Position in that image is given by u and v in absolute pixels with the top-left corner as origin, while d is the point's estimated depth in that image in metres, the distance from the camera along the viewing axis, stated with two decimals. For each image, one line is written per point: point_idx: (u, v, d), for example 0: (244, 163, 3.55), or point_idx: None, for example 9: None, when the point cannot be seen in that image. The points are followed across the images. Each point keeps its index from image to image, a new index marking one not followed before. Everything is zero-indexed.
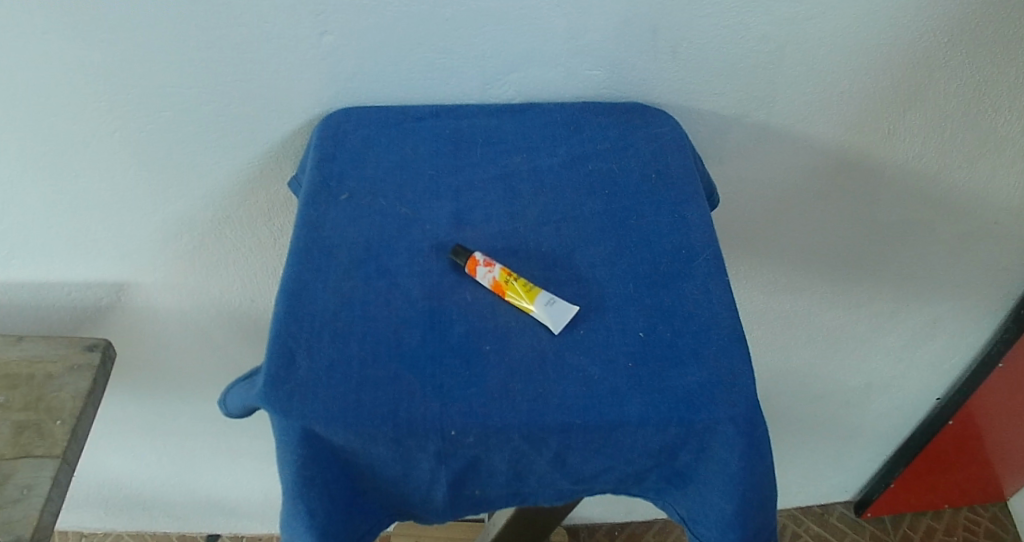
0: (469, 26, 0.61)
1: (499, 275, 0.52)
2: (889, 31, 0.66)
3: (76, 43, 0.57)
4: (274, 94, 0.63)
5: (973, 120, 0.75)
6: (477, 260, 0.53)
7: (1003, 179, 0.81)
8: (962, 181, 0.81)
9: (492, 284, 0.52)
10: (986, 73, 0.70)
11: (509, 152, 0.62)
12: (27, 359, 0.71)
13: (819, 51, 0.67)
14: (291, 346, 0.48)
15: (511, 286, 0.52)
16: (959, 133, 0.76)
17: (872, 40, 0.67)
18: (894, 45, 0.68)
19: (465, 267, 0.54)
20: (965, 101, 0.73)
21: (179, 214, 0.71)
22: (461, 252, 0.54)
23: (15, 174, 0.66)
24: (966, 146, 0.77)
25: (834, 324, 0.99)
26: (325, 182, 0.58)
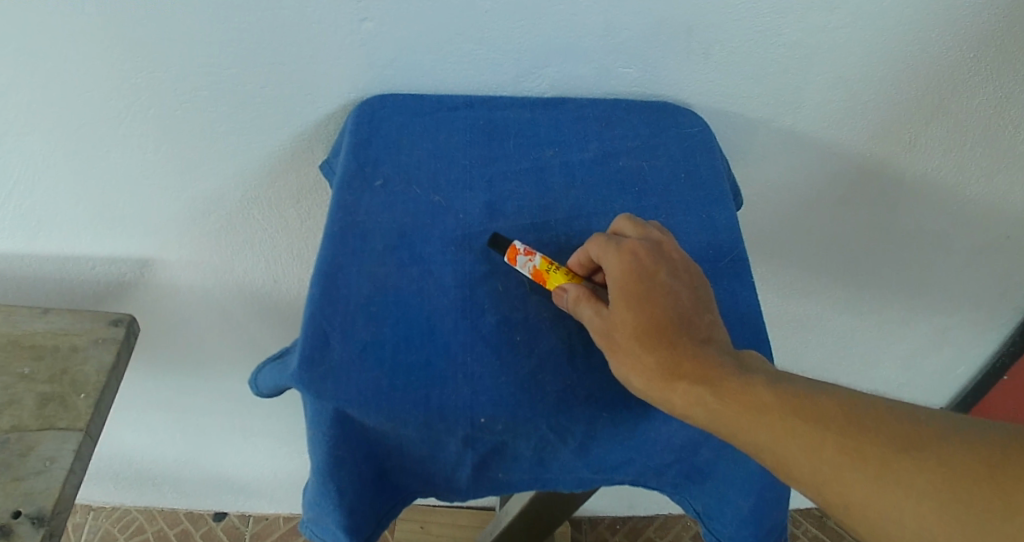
0: (506, 19, 0.61)
1: (540, 264, 0.52)
2: (918, 44, 0.66)
3: (117, 21, 0.58)
4: (310, 78, 0.63)
5: (994, 137, 0.75)
6: (516, 249, 0.52)
7: (1019, 195, 0.81)
8: (980, 195, 0.81)
9: (533, 273, 0.52)
10: (1015, 89, 0.70)
11: (541, 145, 0.62)
12: (52, 331, 0.72)
13: (849, 60, 0.67)
14: (326, 328, 0.49)
15: (553, 275, 0.52)
16: (982, 148, 0.76)
17: (901, 51, 0.67)
18: (925, 56, 0.67)
19: (504, 255, 0.53)
20: (988, 117, 0.73)
21: (207, 194, 0.72)
22: (501, 240, 0.54)
23: (46, 149, 0.66)
24: (987, 161, 0.77)
25: (848, 328, 1.00)
26: (360, 167, 0.58)
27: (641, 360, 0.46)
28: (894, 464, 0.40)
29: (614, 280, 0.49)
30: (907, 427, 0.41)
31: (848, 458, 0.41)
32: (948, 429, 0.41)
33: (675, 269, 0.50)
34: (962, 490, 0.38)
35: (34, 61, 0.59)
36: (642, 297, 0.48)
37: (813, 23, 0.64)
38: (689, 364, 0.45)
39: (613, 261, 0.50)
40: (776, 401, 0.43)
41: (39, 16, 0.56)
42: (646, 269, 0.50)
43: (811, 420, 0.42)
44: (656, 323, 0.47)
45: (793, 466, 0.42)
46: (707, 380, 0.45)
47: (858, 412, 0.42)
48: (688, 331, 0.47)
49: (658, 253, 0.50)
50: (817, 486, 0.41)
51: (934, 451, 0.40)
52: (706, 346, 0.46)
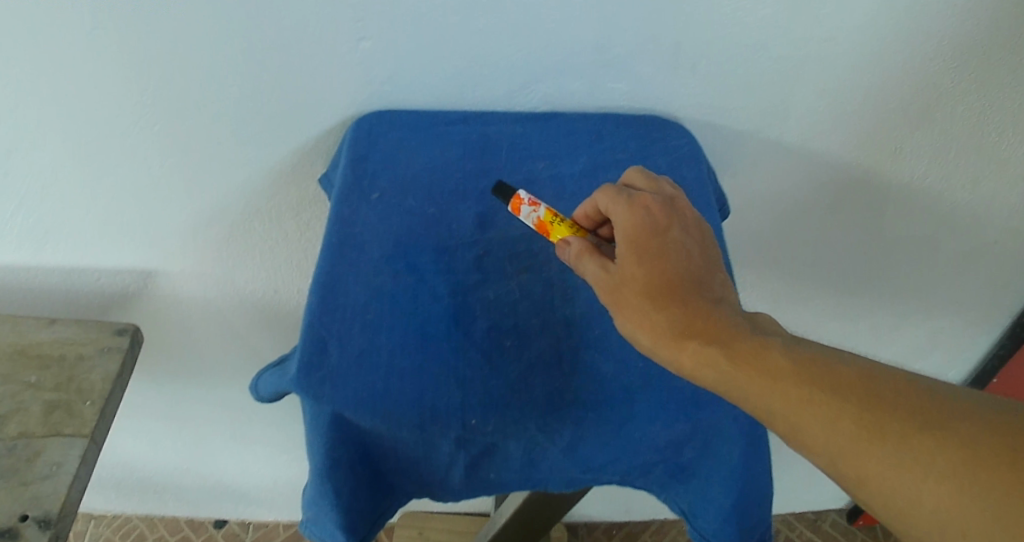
0: (499, 38, 0.64)
1: (544, 215, 0.57)
2: (897, 58, 0.69)
3: (124, 40, 0.60)
4: (310, 95, 0.66)
5: (976, 144, 0.77)
6: (522, 200, 0.58)
7: (1003, 202, 0.83)
8: (964, 201, 0.83)
9: (537, 222, 0.57)
10: (994, 98, 0.72)
11: (533, 159, 0.65)
12: (59, 341, 0.74)
13: (831, 72, 0.70)
14: (324, 335, 0.52)
15: (555, 225, 0.57)
16: (965, 156, 0.78)
17: (881, 64, 0.69)
18: (906, 69, 0.70)
19: (510, 205, 0.58)
20: (970, 127, 0.75)
21: (210, 207, 0.74)
22: (507, 191, 0.59)
23: (53, 163, 0.68)
24: (969, 169, 0.80)
25: (837, 334, 1.02)
26: (357, 181, 0.61)
27: (654, 319, 0.49)
28: (913, 440, 0.41)
29: (624, 234, 0.53)
30: (927, 404, 0.42)
31: (862, 430, 0.42)
32: (972, 408, 0.41)
33: (685, 227, 0.54)
34: (981, 472, 0.39)
35: (44, 78, 0.61)
36: (655, 252, 0.52)
37: (795, 38, 0.67)
38: (701, 324, 0.48)
39: (626, 211, 0.54)
40: (792, 368, 0.45)
41: (49, 36, 0.59)
42: (656, 225, 0.53)
43: (827, 388, 0.44)
44: (668, 281, 0.50)
45: (806, 432, 0.43)
46: (719, 341, 0.47)
47: (875, 383, 0.43)
48: (701, 291, 0.50)
49: (671, 211, 0.54)
50: (829, 456, 0.43)
51: (953, 430, 0.40)
52: (716, 306, 0.50)
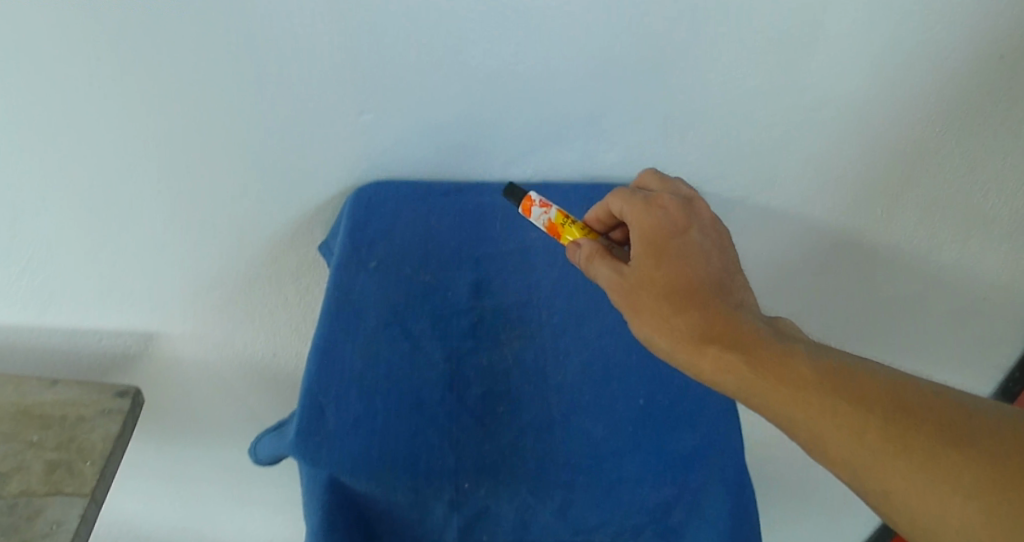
0: (494, 111, 0.68)
1: (555, 216, 0.63)
2: (874, 125, 0.73)
3: (132, 112, 0.62)
4: (312, 164, 0.69)
5: (957, 203, 0.80)
6: (534, 201, 0.63)
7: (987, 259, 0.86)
8: (950, 258, 0.85)
9: (549, 223, 0.63)
10: (971, 161, 0.76)
11: (527, 227, 0.67)
12: (61, 401, 0.75)
13: (812, 139, 0.74)
14: (321, 400, 0.54)
15: (566, 227, 0.63)
16: (946, 215, 0.81)
17: (860, 132, 0.73)
18: (884, 137, 0.74)
19: (522, 205, 0.63)
20: (949, 188, 0.78)
21: (213, 270, 0.76)
22: (518, 194, 0.64)
23: (58, 229, 0.70)
24: (952, 228, 0.82)
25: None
26: (355, 248, 0.63)
27: (679, 324, 0.56)
28: (939, 458, 0.47)
29: (641, 231, 0.60)
30: (946, 419, 0.48)
31: (876, 432, 0.48)
32: (983, 421, 0.48)
33: (700, 231, 0.61)
34: (986, 475, 0.46)
35: (53, 148, 0.63)
36: (676, 256, 0.59)
37: (780, 109, 0.71)
38: (726, 333, 0.54)
39: (643, 211, 0.60)
40: (811, 373, 0.51)
41: (59, 109, 0.61)
42: (675, 229, 0.60)
43: (846, 395, 0.50)
44: (692, 286, 0.57)
45: (831, 442, 0.49)
46: (744, 350, 0.53)
47: (887, 390, 0.50)
48: (722, 297, 0.57)
49: (687, 211, 0.61)
50: (849, 460, 0.49)
51: (960, 437, 0.47)
52: (737, 310, 0.56)
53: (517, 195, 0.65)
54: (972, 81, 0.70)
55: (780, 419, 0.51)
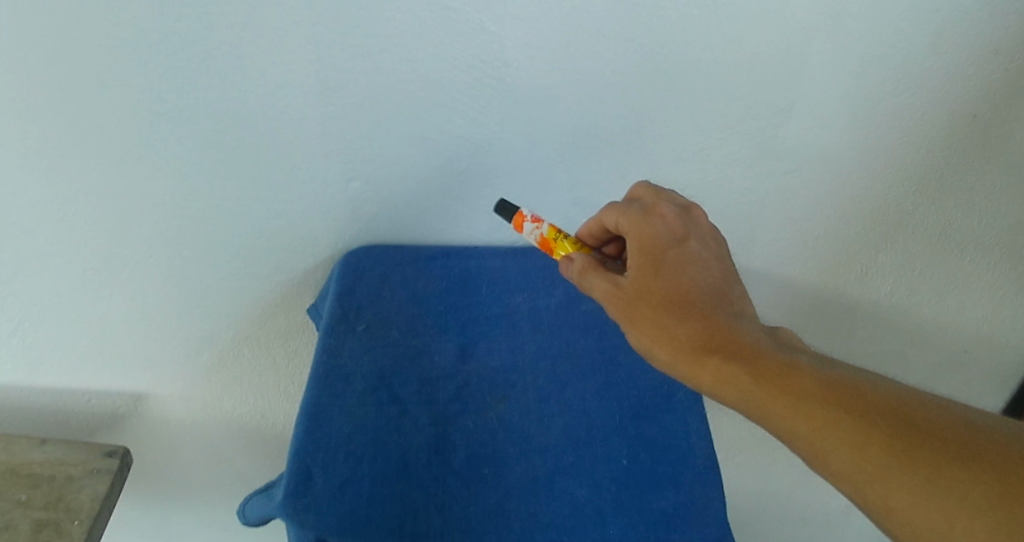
0: (480, 179, 0.71)
1: (546, 231, 0.67)
2: (836, 192, 0.80)
3: (129, 179, 0.64)
4: (302, 230, 0.71)
5: (907, 267, 0.89)
6: (525, 218, 0.67)
7: (940, 310, 0.94)
8: (908, 309, 0.93)
9: (541, 237, 0.67)
10: (921, 223, 0.84)
11: (512, 292, 0.71)
12: (50, 460, 0.75)
13: (782, 204, 0.80)
14: (309, 464, 0.56)
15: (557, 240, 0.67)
16: (900, 273, 0.89)
17: (826, 197, 0.80)
18: (845, 205, 0.81)
19: (513, 221, 0.67)
20: (902, 251, 0.87)
21: (204, 332, 0.78)
22: (508, 209, 0.68)
23: (51, 293, 0.71)
24: (904, 288, 0.91)
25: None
26: (344, 314, 0.65)
27: (678, 333, 0.58)
28: (942, 471, 0.47)
29: (637, 242, 0.63)
30: (947, 432, 0.49)
31: (876, 443, 0.49)
32: (985, 437, 0.48)
33: (698, 242, 0.63)
34: (990, 489, 0.45)
35: (50, 213, 0.65)
36: (673, 267, 0.61)
37: (754, 176, 0.77)
38: (723, 344, 0.56)
39: (640, 222, 0.63)
40: (809, 383, 0.53)
41: (57, 175, 0.62)
42: (672, 240, 0.62)
43: (843, 406, 0.51)
44: (689, 299, 0.59)
45: (829, 450, 0.50)
46: (742, 359, 0.55)
47: (885, 402, 0.51)
48: (719, 309, 0.59)
49: (684, 221, 0.64)
50: (849, 473, 0.49)
51: (962, 451, 0.48)
52: (735, 321, 0.58)
53: (510, 209, 0.68)
54: (920, 149, 0.77)
55: (777, 428, 0.53)
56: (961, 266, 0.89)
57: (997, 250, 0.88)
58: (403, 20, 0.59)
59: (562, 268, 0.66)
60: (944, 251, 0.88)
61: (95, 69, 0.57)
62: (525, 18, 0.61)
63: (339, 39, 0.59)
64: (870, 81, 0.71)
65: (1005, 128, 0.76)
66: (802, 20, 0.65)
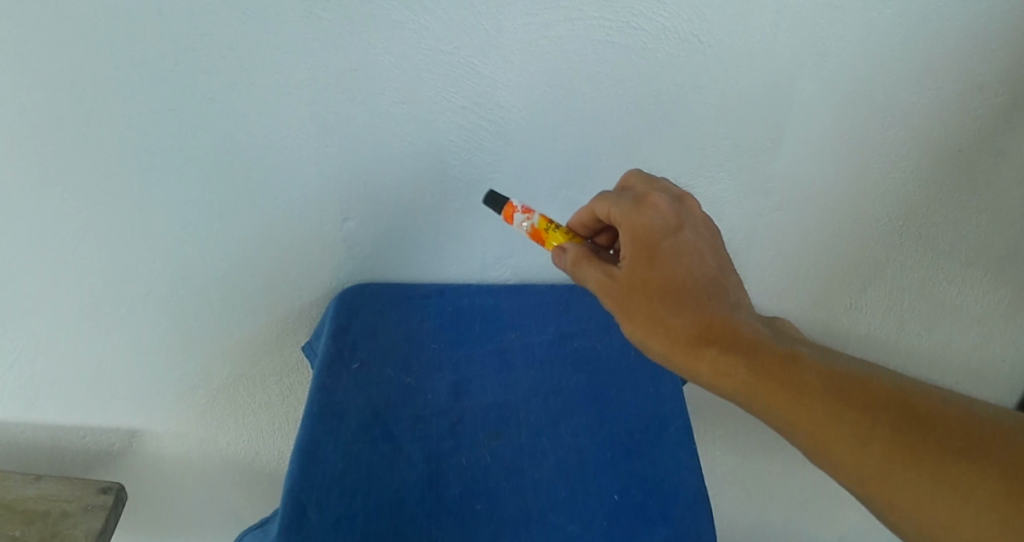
0: (473, 220, 0.73)
1: (537, 221, 0.66)
2: (819, 230, 0.82)
3: (126, 219, 0.65)
4: (298, 269, 0.73)
5: (891, 302, 0.91)
6: (516, 208, 0.66)
7: (924, 344, 0.96)
8: (894, 344, 0.95)
9: (532, 227, 0.66)
10: (904, 259, 0.86)
11: (504, 329, 0.74)
12: (44, 497, 0.75)
13: (766, 240, 0.82)
14: (304, 500, 0.58)
15: (549, 230, 0.66)
16: (884, 308, 0.91)
17: (810, 235, 0.82)
18: (829, 243, 0.83)
19: (503, 212, 0.66)
20: (886, 287, 0.89)
21: (200, 370, 0.79)
22: (499, 201, 0.67)
23: (48, 330, 0.72)
24: (889, 323, 0.93)
25: (792, 466, 1.09)
26: (339, 351, 0.68)
27: (676, 326, 0.57)
28: (948, 466, 0.48)
29: (632, 232, 0.60)
30: (951, 427, 0.50)
31: (880, 437, 0.50)
32: (989, 430, 0.49)
33: (692, 230, 0.61)
34: (996, 485, 0.47)
35: (48, 252, 0.66)
36: (670, 258, 0.59)
37: (740, 215, 0.79)
38: (723, 337, 0.56)
39: (633, 211, 0.61)
40: (811, 378, 0.53)
41: (56, 215, 0.64)
42: (667, 230, 0.60)
43: (846, 401, 0.52)
44: (688, 291, 0.58)
45: (832, 446, 0.51)
46: (741, 352, 0.55)
47: (887, 396, 0.52)
48: (718, 300, 0.58)
49: (679, 209, 0.62)
50: (852, 467, 0.51)
51: (965, 445, 0.49)
52: (733, 314, 0.58)
53: (500, 201, 0.67)
54: (902, 186, 0.79)
55: (779, 423, 0.54)
56: (949, 299, 0.91)
57: (984, 282, 0.90)
58: (397, 64, 0.61)
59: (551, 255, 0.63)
60: (932, 284, 0.89)
61: (96, 110, 0.58)
62: (516, 61, 0.63)
63: (335, 82, 0.61)
64: (852, 122, 0.73)
65: (985, 164, 0.78)
66: (784, 63, 0.68)
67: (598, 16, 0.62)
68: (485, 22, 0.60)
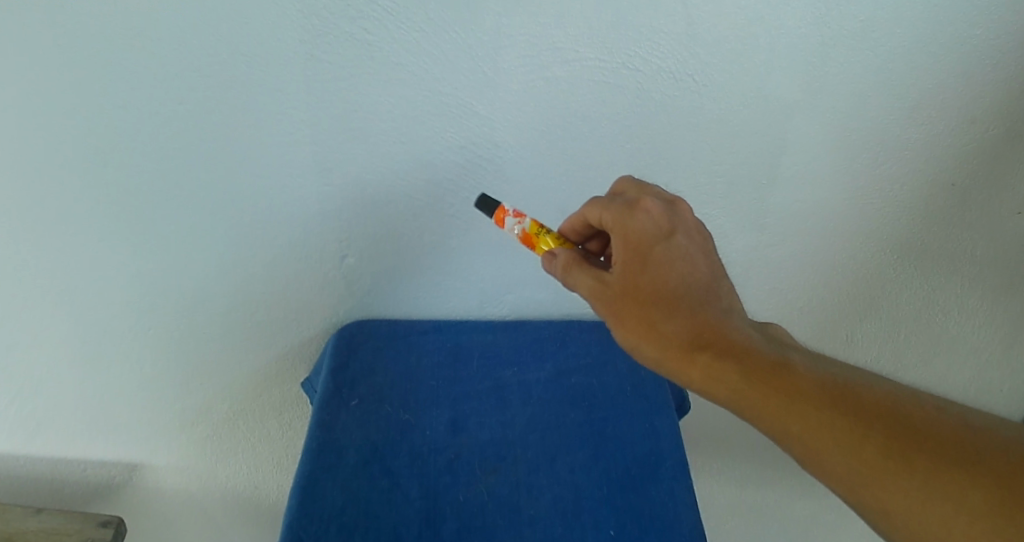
0: (471, 257, 0.74)
1: (528, 226, 0.65)
2: (811, 267, 0.84)
3: (130, 256, 0.67)
4: (299, 305, 0.74)
5: (884, 336, 0.92)
6: (507, 212, 0.65)
7: (919, 377, 0.97)
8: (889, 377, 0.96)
9: (522, 232, 0.65)
10: (897, 294, 0.87)
11: (502, 366, 0.76)
12: (44, 530, 0.76)
13: (758, 276, 0.84)
14: (302, 537, 0.59)
15: (540, 235, 0.65)
16: (877, 341, 0.93)
17: (802, 271, 0.84)
18: (820, 279, 0.85)
19: (494, 215, 0.66)
20: (878, 322, 0.91)
21: (200, 404, 0.80)
22: (490, 204, 0.66)
23: (50, 365, 0.73)
24: (883, 356, 0.94)
25: (789, 498, 1.09)
26: (338, 388, 0.71)
27: (667, 332, 0.57)
28: (941, 474, 0.48)
29: (623, 239, 0.61)
30: (944, 436, 0.49)
31: (873, 444, 0.50)
32: (982, 439, 0.49)
33: (684, 236, 0.61)
34: (991, 493, 0.46)
35: (52, 288, 0.67)
36: (661, 264, 0.59)
37: (733, 252, 0.81)
38: (714, 342, 0.56)
39: (625, 218, 0.61)
40: (802, 384, 0.53)
41: (60, 253, 0.65)
42: (658, 236, 0.60)
43: (839, 407, 0.52)
44: (679, 296, 0.58)
45: (825, 453, 0.50)
46: (733, 358, 0.55)
47: (880, 405, 0.51)
48: (710, 306, 0.58)
49: (672, 214, 0.61)
50: (846, 476, 0.50)
51: (959, 454, 0.48)
52: (725, 319, 0.58)
53: (491, 205, 0.66)
54: (897, 221, 0.80)
55: (771, 430, 0.53)
56: (944, 330, 0.92)
57: (980, 314, 0.90)
58: (397, 105, 0.62)
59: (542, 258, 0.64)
60: (926, 315, 0.90)
61: (101, 148, 0.60)
62: (514, 102, 0.64)
63: (335, 123, 0.62)
64: (844, 162, 0.74)
65: (979, 201, 0.79)
66: (779, 102, 0.68)
67: (596, 58, 0.63)
68: (484, 64, 0.61)
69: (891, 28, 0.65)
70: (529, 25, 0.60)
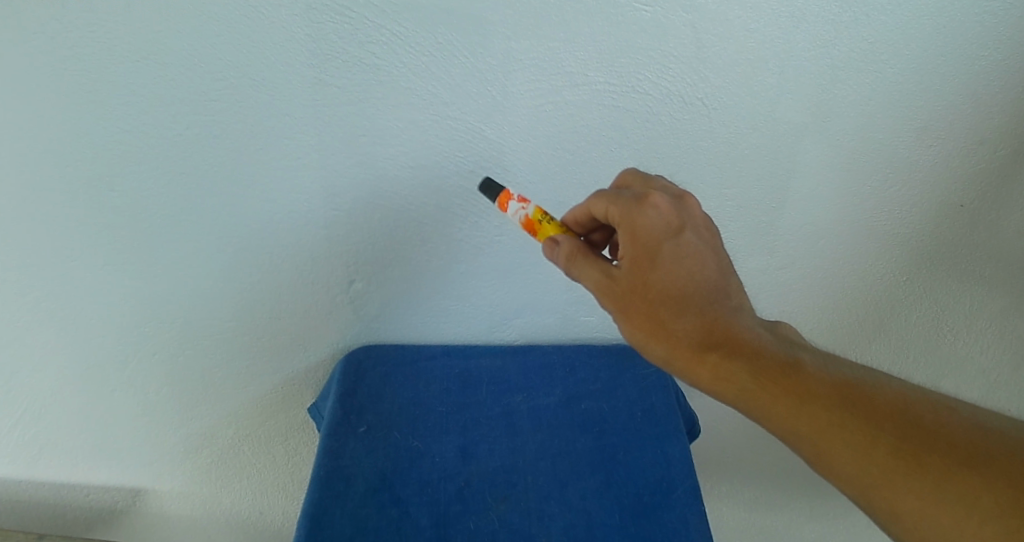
0: (479, 282, 0.74)
1: (533, 213, 0.61)
2: (818, 290, 0.83)
3: (132, 281, 0.66)
4: (305, 330, 0.74)
5: (895, 357, 0.91)
6: (512, 196, 0.61)
7: None
8: None
9: (526, 219, 0.61)
10: (907, 315, 0.87)
11: (511, 392, 0.76)
12: None
13: (766, 298, 0.83)
14: None
15: (543, 224, 0.61)
16: (888, 362, 0.92)
17: (810, 294, 0.83)
18: (828, 302, 0.85)
19: (497, 198, 0.62)
20: (888, 343, 0.90)
21: (204, 430, 0.79)
22: (494, 188, 0.62)
23: (52, 392, 0.72)
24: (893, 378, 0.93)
25: (799, 522, 1.07)
26: (346, 415, 0.71)
27: (677, 332, 0.56)
28: (953, 475, 0.48)
29: (632, 234, 0.57)
30: (957, 439, 0.49)
31: (882, 445, 0.50)
32: (993, 441, 0.49)
33: (693, 232, 0.58)
34: (1002, 494, 0.46)
35: (54, 314, 0.67)
36: (671, 262, 0.57)
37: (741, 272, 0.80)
38: (724, 342, 0.55)
39: (632, 212, 0.57)
40: (812, 384, 0.53)
41: (61, 279, 0.65)
42: (667, 232, 0.57)
43: (849, 408, 0.51)
44: (690, 295, 0.56)
45: (836, 454, 0.50)
46: (743, 359, 0.54)
47: (890, 405, 0.51)
48: (721, 304, 0.57)
49: (681, 210, 0.58)
50: (856, 475, 0.50)
51: (971, 455, 0.48)
52: (736, 318, 0.56)
53: (494, 189, 0.63)
54: (906, 242, 0.79)
55: (779, 431, 0.53)
56: (953, 351, 0.91)
57: (991, 333, 0.89)
58: (407, 129, 0.62)
59: (543, 247, 0.60)
60: (934, 336, 0.89)
61: (106, 176, 0.60)
62: (523, 125, 0.64)
63: (342, 147, 0.62)
64: (853, 186, 0.74)
65: (991, 222, 0.78)
66: (788, 124, 0.68)
67: (605, 81, 0.63)
68: (492, 88, 0.61)
69: (901, 52, 0.64)
70: (539, 50, 0.60)
